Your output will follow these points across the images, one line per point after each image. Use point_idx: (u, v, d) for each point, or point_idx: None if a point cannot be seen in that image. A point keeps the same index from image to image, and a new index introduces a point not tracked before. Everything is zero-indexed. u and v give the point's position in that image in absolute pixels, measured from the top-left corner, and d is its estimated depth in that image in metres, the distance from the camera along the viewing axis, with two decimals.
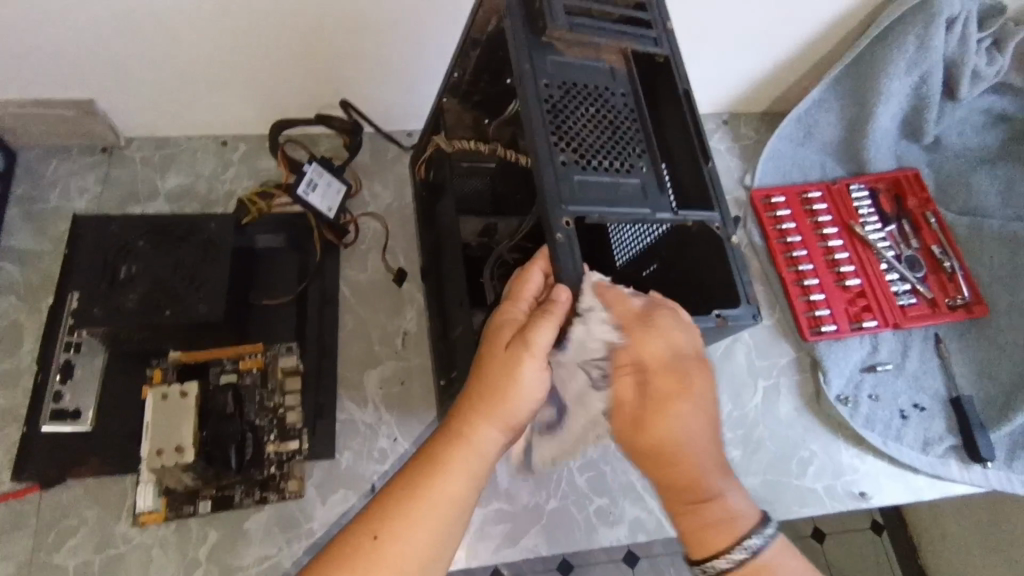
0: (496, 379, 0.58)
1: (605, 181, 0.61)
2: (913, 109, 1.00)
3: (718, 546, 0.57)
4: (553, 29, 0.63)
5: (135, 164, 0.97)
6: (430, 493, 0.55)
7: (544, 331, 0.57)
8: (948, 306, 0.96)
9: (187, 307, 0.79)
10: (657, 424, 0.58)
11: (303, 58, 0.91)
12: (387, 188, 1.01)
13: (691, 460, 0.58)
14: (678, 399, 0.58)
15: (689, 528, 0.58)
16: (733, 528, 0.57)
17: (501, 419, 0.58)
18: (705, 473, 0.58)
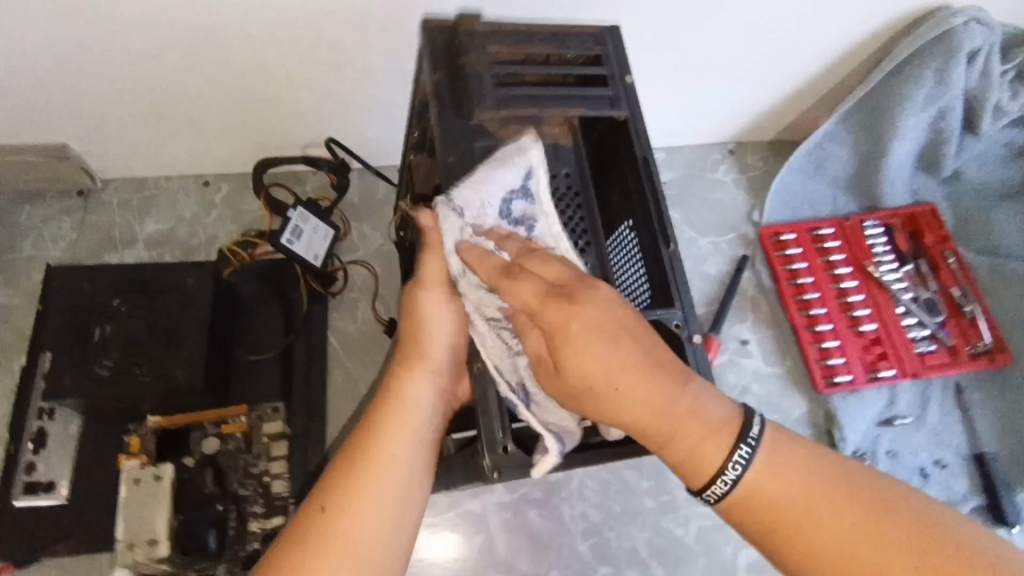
0: (408, 329, 0.57)
1: None
2: (930, 142, 0.94)
3: (712, 464, 0.46)
4: (481, 112, 0.55)
5: (112, 208, 0.92)
6: (374, 455, 0.52)
7: (433, 256, 0.55)
8: (969, 353, 0.91)
9: (165, 374, 0.75)
10: (585, 391, 0.47)
11: (285, 96, 0.86)
12: (378, 230, 0.95)
13: (644, 401, 0.46)
14: (606, 356, 0.45)
15: (683, 459, 0.47)
16: (730, 432, 0.47)
17: (423, 363, 0.56)
18: (661, 406, 0.46)
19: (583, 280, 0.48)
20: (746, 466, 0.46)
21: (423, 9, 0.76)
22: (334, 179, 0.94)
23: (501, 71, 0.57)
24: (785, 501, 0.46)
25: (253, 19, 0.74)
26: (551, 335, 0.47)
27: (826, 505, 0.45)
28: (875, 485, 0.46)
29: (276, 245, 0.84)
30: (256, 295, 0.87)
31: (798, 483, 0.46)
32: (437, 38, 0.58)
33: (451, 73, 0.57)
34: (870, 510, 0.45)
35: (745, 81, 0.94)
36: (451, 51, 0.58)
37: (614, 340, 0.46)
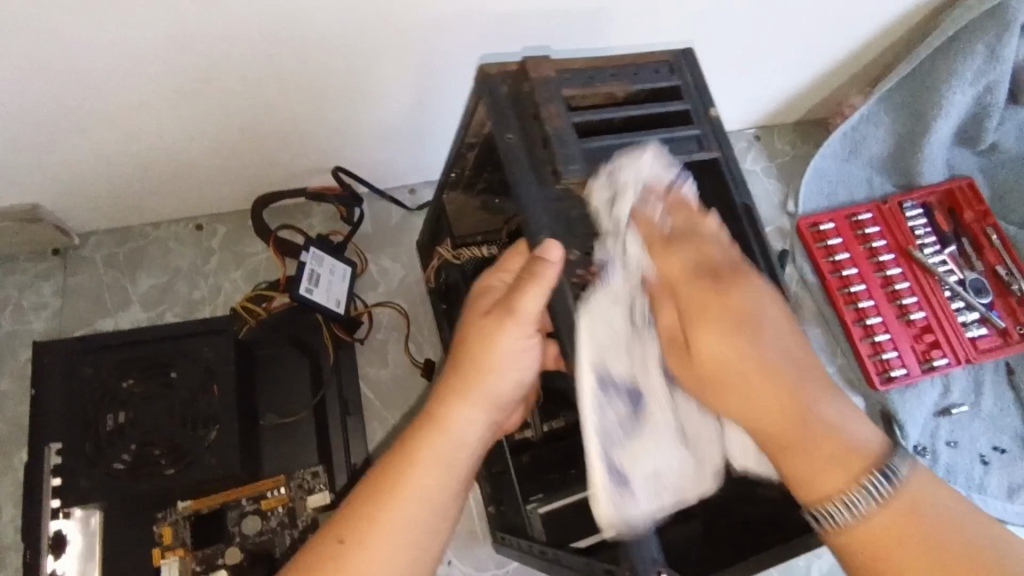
0: (470, 353, 0.52)
1: None
2: (971, 117, 0.91)
3: (827, 488, 0.41)
4: (569, 174, 0.52)
5: (96, 266, 0.82)
6: (404, 487, 0.48)
7: (536, 289, 0.49)
8: (1020, 334, 0.90)
9: (195, 463, 0.68)
10: (709, 372, 0.44)
11: (287, 132, 0.76)
12: (398, 262, 0.89)
13: (774, 398, 0.42)
14: (728, 326, 0.43)
15: (801, 476, 0.42)
16: (859, 456, 0.42)
17: (477, 394, 0.51)
18: (800, 415, 0.42)
19: (736, 271, 0.45)
20: (862, 508, 0.41)
21: (443, 31, 0.66)
22: (345, 211, 0.87)
23: (579, 119, 0.54)
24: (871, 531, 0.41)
25: (243, 56, 0.63)
26: (689, 307, 0.44)
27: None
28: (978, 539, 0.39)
29: (295, 297, 0.75)
30: (276, 350, 0.80)
31: (909, 528, 0.40)
32: (501, 86, 0.56)
33: (526, 131, 0.55)
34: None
35: (780, 68, 0.87)
36: (520, 105, 0.56)
37: (753, 334, 0.43)
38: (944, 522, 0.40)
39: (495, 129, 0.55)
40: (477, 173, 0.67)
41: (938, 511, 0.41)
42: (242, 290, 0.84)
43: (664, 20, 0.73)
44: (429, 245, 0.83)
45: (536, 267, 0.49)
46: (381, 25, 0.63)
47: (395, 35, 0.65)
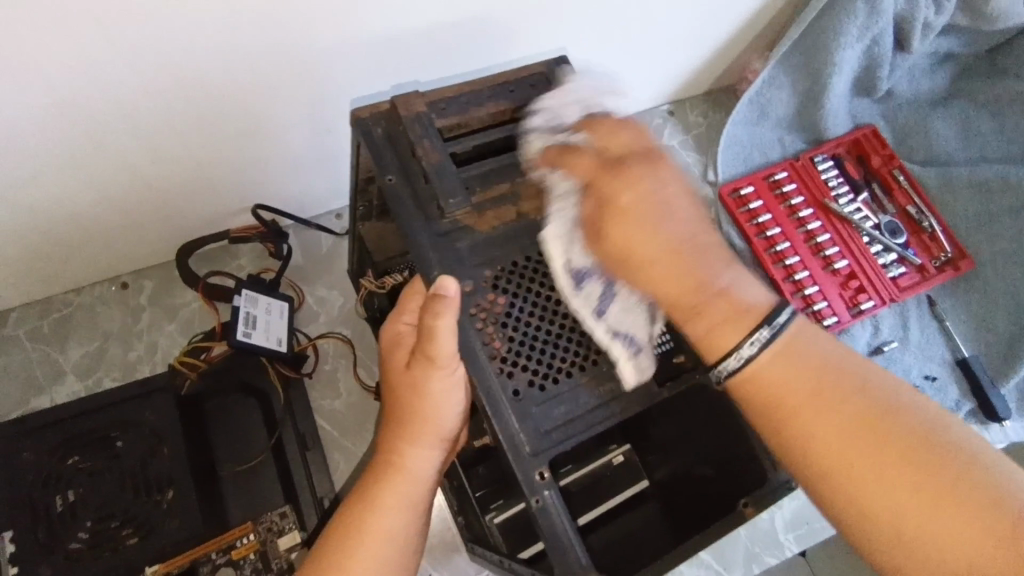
0: (406, 398, 0.53)
1: (566, 403, 0.53)
2: (864, 68, 0.95)
3: (727, 344, 0.43)
4: (452, 208, 0.54)
5: (22, 343, 0.80)
6: (368, 528, 0.49)
7: (445, 326, 0.49)
8: (935, 267, 0.95)
9: (156, 529, 0.68)
10: (620, 240, 0.45)
11: (195, 178, 0.74)
12: (335, 289, 0.89)
13: (676, 276, 0.44)
14: (640, 215, 0.45)
15: (703, 334, 0.44)
16: (748, 313, 0.43)
17: (425, 433, 0.53)
18: (699, 283, 0.44)
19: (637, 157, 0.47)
20: (756, 352, 0.42)
21: (336, 57, 0.66)
22: (273, 247, 0.86)
23: (459, 148, 0.58)
24: (794, 394, 0.41)
25: (134, 113, 0.62)
26: (609, 186, 0.46)
27: (854, 433, 0.39)
28: (857, 366, 0.42)
29: (233, 343, 0.74)
30: (224, 399, 0.79)
31: (792, 372, 0.42)
32: (391, 122, 0.57)
33: (405, 170, 0.56)
34: (907, 433, 0.39)
35: (680, 45, 0.89)
36: (397, 145, 0.57)
37: (656, 217, 0.45)
38: (816, 360, 0.42)
39: (375, 171, 0.56)
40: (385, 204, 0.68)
41: (818, 352, 0.42)
42: (180, 343, 0.83)
43: (551, 19, 0.74)
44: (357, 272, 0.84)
45: (439, 312, 0.49)
46: (273, 63, 0.63)
47: (286, 68, 0.64)
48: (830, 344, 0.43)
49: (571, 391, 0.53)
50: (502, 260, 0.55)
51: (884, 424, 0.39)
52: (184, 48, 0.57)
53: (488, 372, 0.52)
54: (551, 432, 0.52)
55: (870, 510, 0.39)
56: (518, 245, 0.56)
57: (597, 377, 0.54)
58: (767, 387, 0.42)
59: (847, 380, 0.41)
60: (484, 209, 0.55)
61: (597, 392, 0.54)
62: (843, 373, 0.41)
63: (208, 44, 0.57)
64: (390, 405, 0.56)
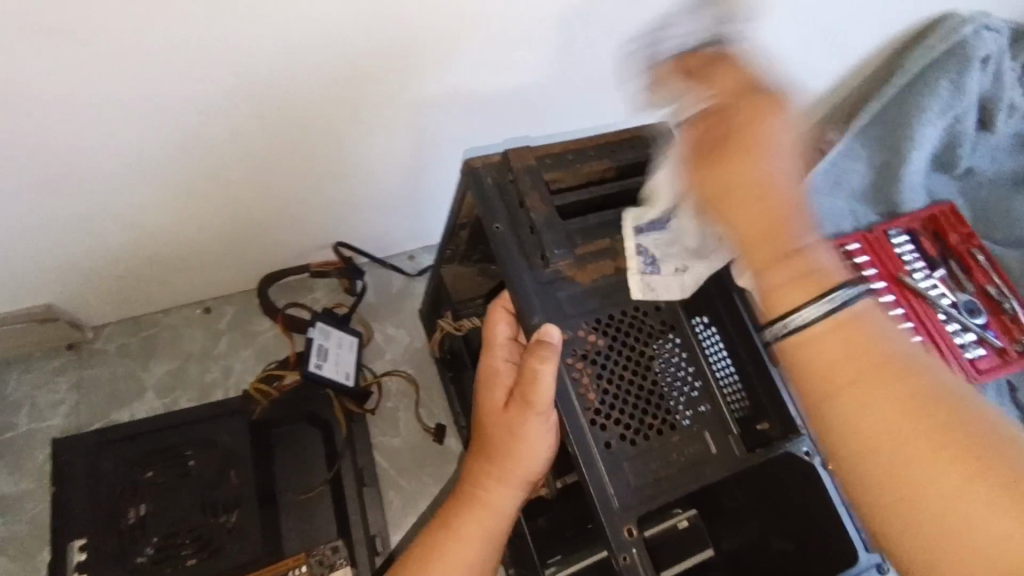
0: (501, 438, 0.53)
1: (655, 458, 0.54)
2: (944, 145, 0.95)
3: (794, 304, 0.45)
4: (556, 260, 0.55)
5: (110, 358, 0.84)
6: (442, 562, 0.51)
7: (547, 371, 0.50)
8: (1017, 352, 0.91)
9: (218, 550, 0.70)
10: (730, 185, 0.49)
11: (288, 213, 0.78)
12: (403, 328, 0.91)
13: (762, 210, 0.48)
14: (740, 145, 0.49)
15: (769, 290, 0.46)
16: (820, 283, 0.45)
17: (513, 476, 0.53)
18: (782, 232, 0.47)
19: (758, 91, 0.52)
20: (818, 317, 0.43)
21: (433, 110, 0.70)
22: (348, 282, 0.90)
23: (562, 201, 0.60)
24: (836, 363, 0.42)
25: (249, 151, 0.67)
26: (716, 128, 0.51)
27: (908, 424, 0.39)
28: (919, 355, 0.42)
29: (305, 373, 0.77)
30: (290, 427, 0.81)
31: (854, 355, 0.42)
32: (487, 175, 0.59)
33: (514, 220, 0.57)
34: (936, 403, 0.39)
35: None
36: (506, 194, 0.58)
37: (752, 149, 0.49)
38: (879, 341, 0.42)
39: (484, 218, 0.57)
40: (472, 246, 0.70)
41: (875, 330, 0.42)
42: (252, 369, 0.86)
43: (631, 85, 0.77)
44: (428, 314, 0.86)
45: (544, 357, 0.50)
46: (375, 111, 0.67)
47: (383, 117, 0.68)
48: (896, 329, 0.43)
49: (663, 449, 0.54)
50: (600, 312, 0.56)
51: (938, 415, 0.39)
52: (295, 89, 0.61)
53: (581, 422, 0.53)
54: (640, 489, 0.52)
55: (900, 489, 0.39)
56: (598, 305, 0.56)
57: (685, 437, 0.55)
58: (829, 346, 0.42)
59: (898, 356, 0.41)
60: (585, 262, 0.57)
61: (687, 453, 0.55)
62: (901, 357, 0.41)
63: (316, 88, 0.62)
64: (478, 440, 0.56)
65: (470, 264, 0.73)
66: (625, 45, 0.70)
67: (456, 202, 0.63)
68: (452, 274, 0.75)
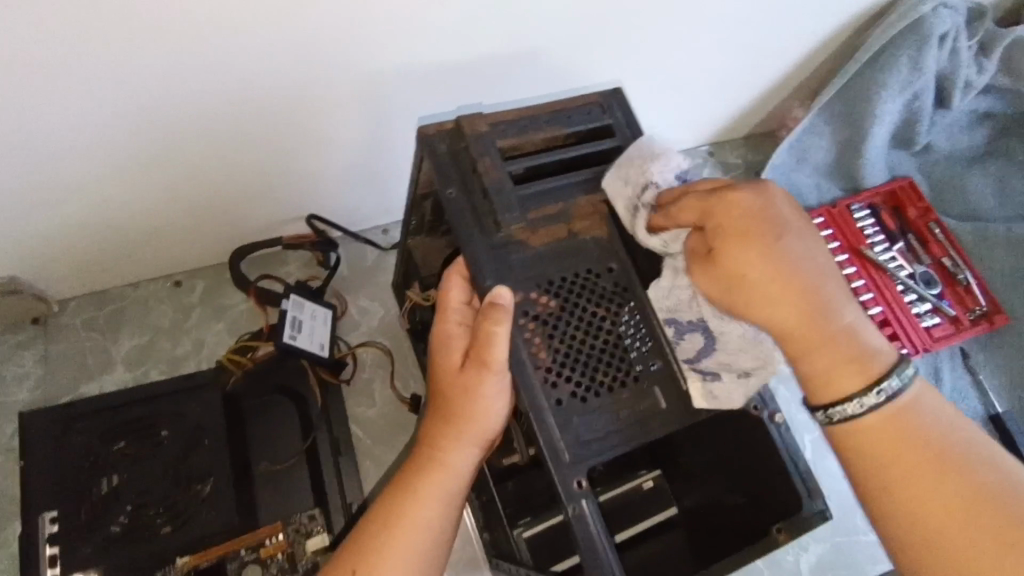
0: (457, 397, 0.55)
1: (607, 412, 0.55)
2: (904, 122, 0.98)
3: (845, 389, 0.46)
4: (508, 224, 0.56)
5: (78, 332, 0.83)
6: (403, 520, 0.52)
7: (500, 334, 0.52)
8: (970, 320, 0.95)
9: (193, 518, 0.70)
10: (742, 276, 0.47)
11: (259, 185, 0.78)
12: (377, 301, 0.91)
13: (796, 310, 0.46)
14: (755, 237, 0.47)
15: (820, 373, 0.46)
16: (871, 366, 0.46)
17: (470, 433, 0.55)
18: (821, 322, 0.46)
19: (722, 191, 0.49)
20: (867, 407, 0.45)
21: (407, 79, 0.70)
22: (321, 255, 0.90)
23: (517, 167, 0.60)
24: (878, 445, 0.45)
25: (218, 121, 0.67)
26: (720, 235, 0.48)
27: (935, 498, 0.42)
28: (943, 432, 0.44)
29: (279, 345, 0.77)
30: (264, 399, 0.81)
31: (893, 437, 0.44)
32: (441, 143, 0.60)
33: (466, 184, 0.59)
34: (989, 494, 0.41)
35: (725, 88, 0.92)
36: (461, 162, 0.59)
37: (776, 236, 0.47)
38: (938, 430, 0.44)
39: (438, 185, 0.59)
40: (435, 218, 0.71)
41: (923, 420, 0.44)
42: (225, 342, 0.86)
43: (602, 59, 0.78)
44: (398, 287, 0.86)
45: (497, 320, 0.52)
46: (347, 79, 0.67)
47: (355, 86, 0.68)
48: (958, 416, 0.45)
49: (613, 404, 0.55)
50: (552, 275, 0.58)
51: (979, 507, 0.41)
52: (267, 61, 0.61)
53: (533, 381, 0.54)
54: (590, 442, 0.54)
55: (927, 549, 0.43)
56: (541, 271, 0.58)
57: (636, 393, 0.56)
58: (887, 442, 0.44)
59: (933, 439, 0.44)
60: (538, 226, 0.57)
61: (636, 408, 0.56)
62: (932, 437, 0.44)
63: (286, 60, 0.62)
64: (436, 404, 0.57)
65: (435, 236, 0.74)
66: (596, 18, 0.71)
67: (412, 174, 0.64)
68: (419, 244, 0.76)
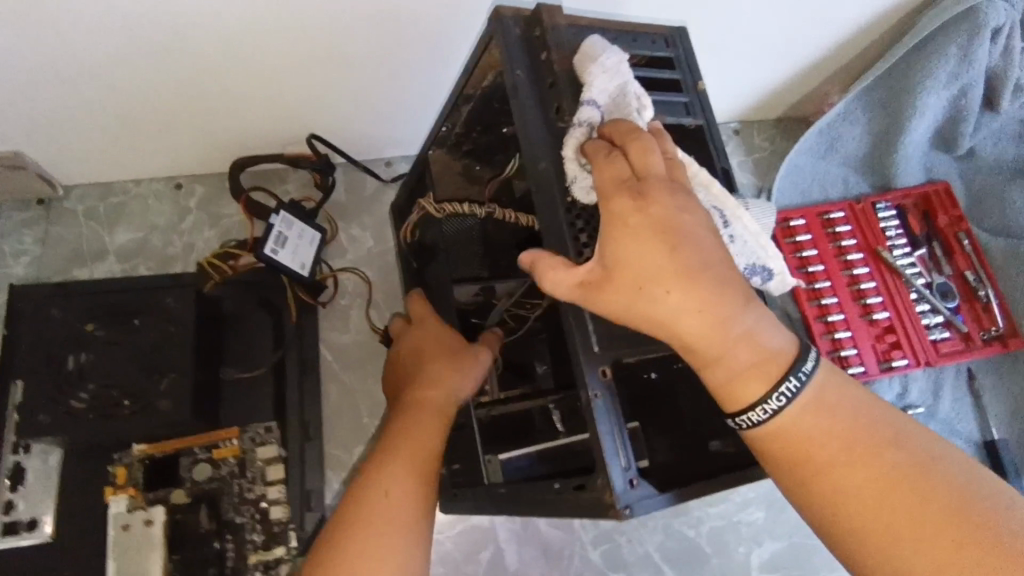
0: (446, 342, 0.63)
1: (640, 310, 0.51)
2: (948, 120, 0.91)
3: (748, 397, 0.43)
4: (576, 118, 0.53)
5: (77, 219, 0.85)
6: (415, 439, 0.55)
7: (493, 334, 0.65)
8: (982, 339, 0.89)
9: (148, 406, 0.69)
10: (635, 286, 0.43)
11: (263, 99, 0.76)
12: (368, 231, 0.91)
13: (703, 308, 0.42)
14: (657, 246, 0.42)
15: (723, 383, 0.44)
16: (768, 369, 0.43)
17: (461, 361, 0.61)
18: (723, 323, 0.42)
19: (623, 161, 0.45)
20: (780, 408, 0.43)
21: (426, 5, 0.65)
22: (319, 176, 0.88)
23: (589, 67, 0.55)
24: (814, 436, 0.43)
25: (225, 31, 0.64)
26: (618, 216, 0.43)
27: (864, 476, 0.42)
28: (870, 416, 0.43)
29: (260, 256, 0.78)
30: (241, 307, 0.82)
31: (822, 427, 0.43)
32: (516, 26, 0.56)
33: (533, 70, 0.55)
34: (908, 468, 0.41)
35: (764, 59, 0.86)
36: (528, 46, 0.56)
37: (674, 245, 0.42)
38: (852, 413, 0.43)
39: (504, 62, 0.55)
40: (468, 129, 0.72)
41: (848, 403, 0.43)
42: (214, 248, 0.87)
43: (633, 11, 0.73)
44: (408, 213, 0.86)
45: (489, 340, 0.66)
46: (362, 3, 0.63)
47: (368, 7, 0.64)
48: (859, 394, 0.45)
49: None
50: None
51: (897, 487, 0.41)
52: None
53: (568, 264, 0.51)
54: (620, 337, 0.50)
55: (867, 549, 0.41)
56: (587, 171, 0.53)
57: None
58: (805, 438, 0.43)
59: (857, 423, 0.43)
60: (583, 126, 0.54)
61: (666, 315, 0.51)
62: (856, 424, 0.43)
63: None
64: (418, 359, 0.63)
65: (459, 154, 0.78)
66: None
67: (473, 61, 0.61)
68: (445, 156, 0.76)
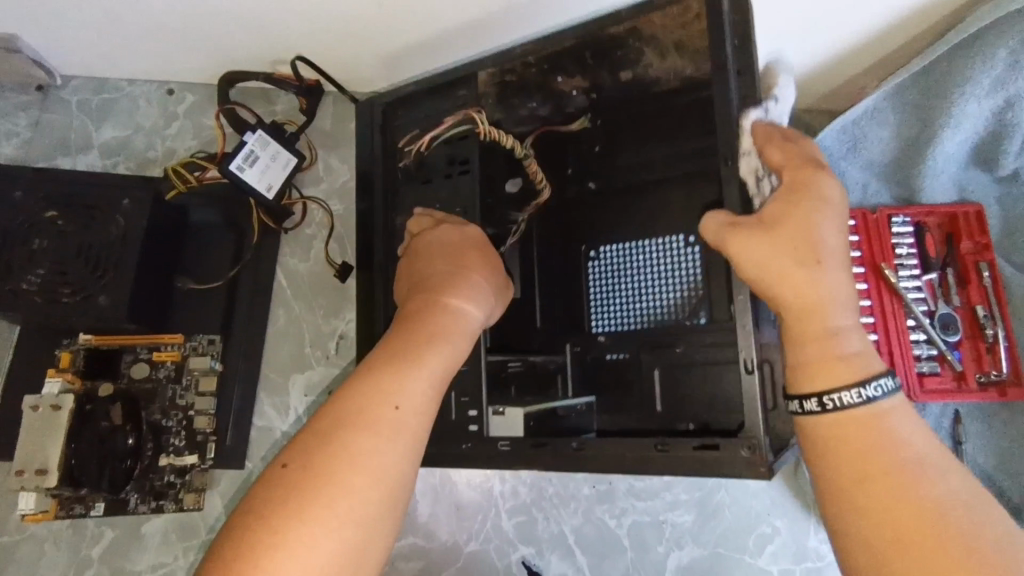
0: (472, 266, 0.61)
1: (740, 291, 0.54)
2: (990, 136, 0.81)
3: (830, 381, 0.45)
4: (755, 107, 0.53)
5: (71, 109, 0.88)
6: (429, 354, 0.54)
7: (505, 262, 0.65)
8: (978, 382, 0.81)
9: (88, 301, 0.71)
10: (785, 240, 0.48)
11: (237, 19, 0.72)
12: (346, 163, 0.88)
13: (816, 283, 0.47)
14: (806, 223, 0.48)
15: (818, 360, 0.46)
16: (861, 367, 0.46)
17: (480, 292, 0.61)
18: (831, 302, 0.47)
19: (811, 163, 0.50)
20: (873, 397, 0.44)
21: None
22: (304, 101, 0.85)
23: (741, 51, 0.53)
24: (857, 446, 0.44)
25: None
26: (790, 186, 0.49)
27: (899, 503, 0.41)
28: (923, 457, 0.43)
29: (224, 171, 0.78)
30: (208, 220, 0.84)
31: (865, 441, 0.43)
32: None
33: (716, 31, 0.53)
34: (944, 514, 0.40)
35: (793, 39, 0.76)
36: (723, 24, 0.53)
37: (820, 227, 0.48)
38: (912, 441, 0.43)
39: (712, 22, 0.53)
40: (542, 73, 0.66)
41: (906, 435, 0.43)
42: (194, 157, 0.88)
43: None
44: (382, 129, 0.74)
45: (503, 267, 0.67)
46: None
47: None
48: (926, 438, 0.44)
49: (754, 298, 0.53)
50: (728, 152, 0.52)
51: (933, 530, 0.40)
52: None
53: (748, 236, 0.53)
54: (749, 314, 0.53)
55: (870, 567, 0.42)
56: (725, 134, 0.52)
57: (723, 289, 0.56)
58: (854, 436, 0.44)
59: (908, 454, 0.43)
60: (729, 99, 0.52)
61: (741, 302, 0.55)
62: (905, 455, 0.43)
63: None
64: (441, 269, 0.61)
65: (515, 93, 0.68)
66: None
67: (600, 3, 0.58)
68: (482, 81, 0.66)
